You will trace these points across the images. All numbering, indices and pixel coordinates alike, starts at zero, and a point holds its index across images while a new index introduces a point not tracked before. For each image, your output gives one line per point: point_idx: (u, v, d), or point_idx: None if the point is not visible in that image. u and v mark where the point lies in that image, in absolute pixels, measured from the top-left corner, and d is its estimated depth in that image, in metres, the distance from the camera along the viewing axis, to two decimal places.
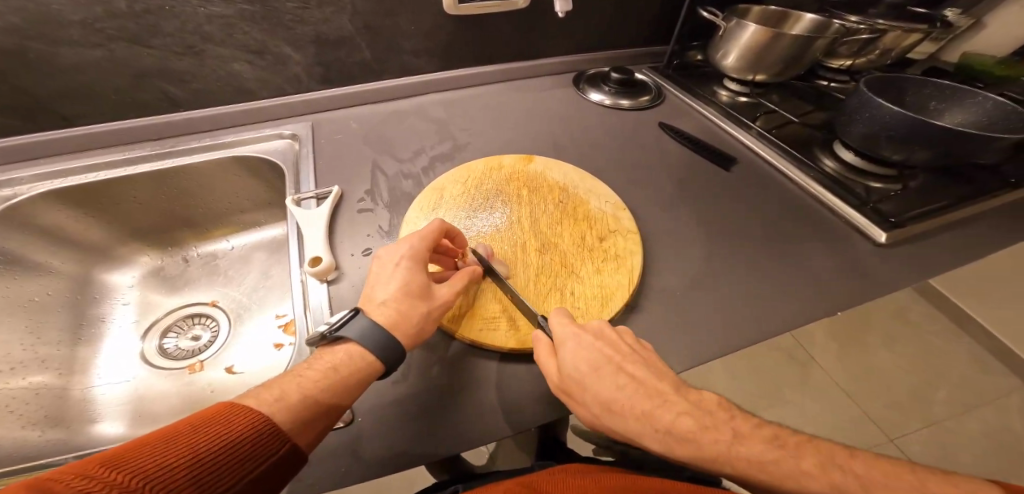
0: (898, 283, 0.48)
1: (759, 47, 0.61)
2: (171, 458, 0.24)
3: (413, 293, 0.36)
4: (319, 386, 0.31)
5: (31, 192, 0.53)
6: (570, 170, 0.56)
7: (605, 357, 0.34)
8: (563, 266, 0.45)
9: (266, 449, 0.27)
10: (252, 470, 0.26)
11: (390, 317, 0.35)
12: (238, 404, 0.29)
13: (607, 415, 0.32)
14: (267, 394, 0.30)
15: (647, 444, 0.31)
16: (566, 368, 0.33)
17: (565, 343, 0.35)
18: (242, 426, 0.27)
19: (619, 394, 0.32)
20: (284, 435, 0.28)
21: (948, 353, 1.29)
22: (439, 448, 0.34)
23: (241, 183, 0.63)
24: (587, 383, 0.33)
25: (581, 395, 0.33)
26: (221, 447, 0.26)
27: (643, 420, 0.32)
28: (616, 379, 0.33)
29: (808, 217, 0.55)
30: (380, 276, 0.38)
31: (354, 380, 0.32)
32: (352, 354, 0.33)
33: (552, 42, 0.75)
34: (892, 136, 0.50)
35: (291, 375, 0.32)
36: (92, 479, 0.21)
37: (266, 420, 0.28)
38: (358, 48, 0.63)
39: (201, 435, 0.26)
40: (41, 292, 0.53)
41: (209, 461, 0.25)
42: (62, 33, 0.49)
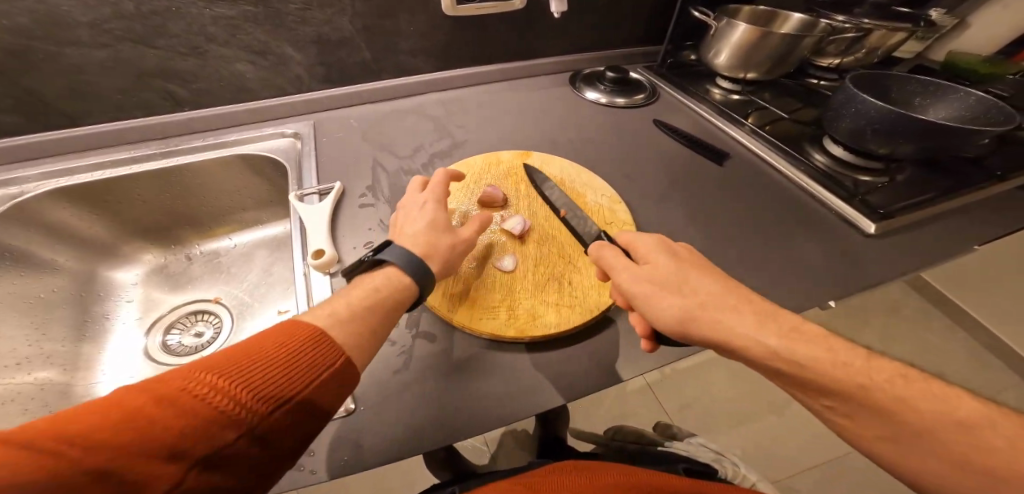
0: (889, 272, 0.49)
1: (749, 45, 0.63)
2: (252, 360, 0.26)
3: (439, 227, 0.41)
4: (363, 303, 0.33)
5: (38, 190, 0.53)
6: (566, 166, 0.58)
7: (699, 267, 0.37)
8: (561, 257, 0.47)
9: (327, 357, 0.29)
10: (321, 373, 0.28)
11: (422, 247, 0.39)
12: (303, 320, 0.31)
13: (715, 306, 0.33)
14: (321, 310, 0.32)
15: (762, 335, 0.31)
16: (665, 266, 0.37)
17: (656, 251, 0.38)
18: (304, 339, 0.29)
19: (723, 293, 0.35)
20: (340, 349, 0.30)
21: (942, 347, 1.31)
22: (439, 434, 0.35)
23: (244, 182, 0.64)
24: (689, 278, 0.36)
25: (679, 288, 0.35)
26: (292, 352, 0.28)
27: (757, 315, 0.33)
28: (718, 281, 0.36)
29: (799, 210, 0.57)
30: (410, 215, 0.42)
31: (392, 301, 0.35)
32: (390, 277, 0.36)
33: (548, 42, 0.76)
34: (877, 130, 0.52)
35: (339, 295, 0.34)
36: (193, 379, 0.24)
37: (322, 332, 0.30)
38: (358, 48, 0.64)
39: (274, 342, 0.28)
40: (47, 288, 0.54)
41: (283, 365, 0.27)
42: (69, 34, 0.50)
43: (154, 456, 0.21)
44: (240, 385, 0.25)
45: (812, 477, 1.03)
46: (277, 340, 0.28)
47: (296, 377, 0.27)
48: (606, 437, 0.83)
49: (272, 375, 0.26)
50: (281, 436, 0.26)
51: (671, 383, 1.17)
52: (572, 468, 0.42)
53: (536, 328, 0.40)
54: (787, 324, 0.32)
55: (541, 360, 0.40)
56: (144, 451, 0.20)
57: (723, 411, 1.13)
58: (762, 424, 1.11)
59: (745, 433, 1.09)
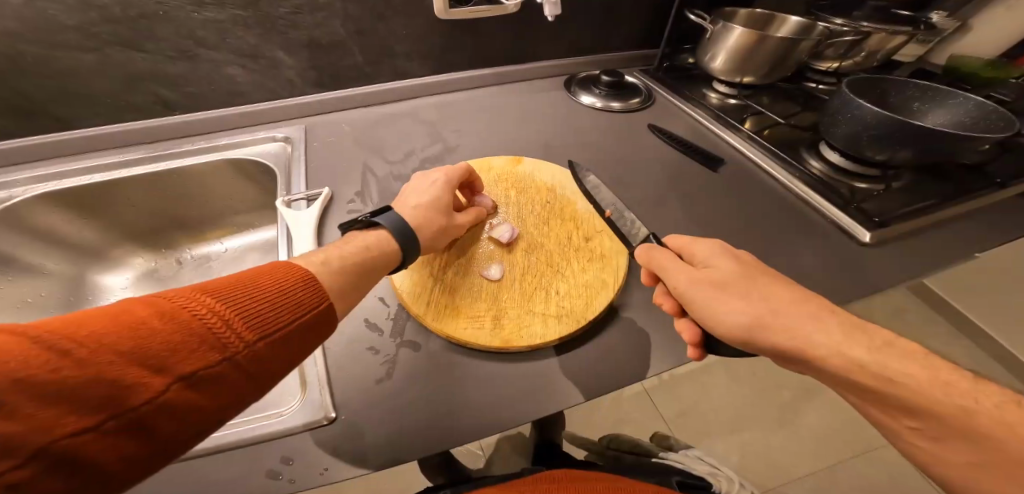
0: (885, 280, 0.48)
1: (746, 48, 0.62)
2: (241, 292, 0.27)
3: (440, 208, 0.44)
4: (355, 257, 0.36)
5: (27, 194, 0.53)
6: (558, 171, 0.57)
7: (761, 270, 0.36)
8: (549, 265, 0.46)
9: (314, 298, 0.30)
10: (307, 312, 0.29)
11: (417, 219, 0.42)
12: (295, 263, 0.32)
13: (786, 312, 0.31)
14: (313, 258, 0.34)
15: (850, 350, 0.29)
16: (726, 267, 0.35)
17: (712, 253, 0.37)
18: (292, 280, 0.30)
19: (798, 298, 0.32)
20: (326, 293, 0.31)
21: (944, 354, 1.30)
22: (423, 445, 0.34)
23: (235, 185, 0.64)
24: (753, 281, 0.34)
25: (745, 290, 0.33)
26: (281, 290, 0.29)
27: (840, 325, 0.30)
28: (787, 286, 0.34)
29: (793, 217, 0.56)
30: (415, 188, 0.46)
31: (381, 260, 0.38)
32: (382, 238, 0.39)
33: (543, 44, 0.75)
34: (873, 136, 0.51)
35: (333, 247, 0.36)
36: (181, 301, 0.24)
37: (311, 275, 0.31)
38: (351, 52, 0.64)
39: (264, 278, 0.29)
40: (35, 293, 0.54)
41: (271, 300, 0.27)
42: (58, 37, 0.49)
43: (140, 366, 0.21)
44: (228, 312, 0.25)
45: (810, 484, 1.02)
46: (267, 276, 0.29)
47: (283, 311, 0.27)
48: (600, 444, 0.82)
49: (259, 308, 0.27)
50: (263, 368, 0.26)
51: (668, 388, 1.16)
52: (570, 475, 0.42)
53: (521, 338, 0.40)
54: (877, 338, 0.29)
55: (528, 370, 0.39)
56: (132, 359, 0.21)
57: (720, 417, 1.12)
58: (760, 430, 1.10)
59: (742, 439, 1.08)
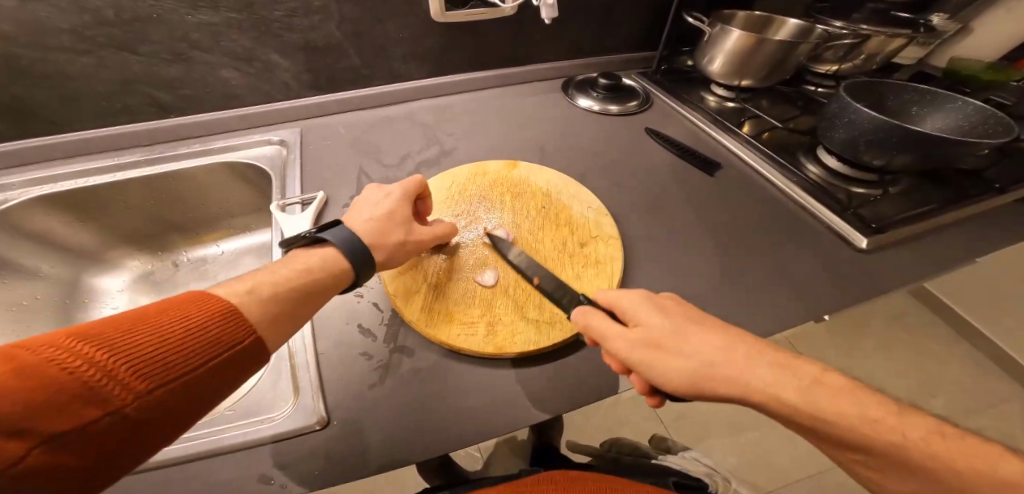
0: (881, 285, 0.48)
1: (744, 51, 0.62)
2: (139, 336, 0.24)
3: (398, 220, 0.42)
4: (292, 282, 0.33)
5: (22, 197, 0.53)
6: (554, 176, 0.57)
7: (687, 317, 0.34)
8: (543, 271, 0.46)
9: (233, 336, 0.28)
10: (224, 353, 0.27)
11: (371, 232, 0.40)
12: (211, 294, 0.29)
13: (723, 368, 0.30)
14: (238, 285, 0.32)
15: (781, 394, 0.28)
16: (654, 326, 0.33)
17: (641, 310, 0.35)
18: (209, 314, 0.27)
19: (727, 350, 0.31)
20: (251, 327, 0.29)
21: (944, 357, 1.29)
22: (417, 452, 0.34)
23: (230, 188, 0.64)
24: (684, 337, 0.32)
25: (677, 349, 0.32)
26: (191, 329, 0.26)
27: (768, 369, 0.30)
28: (718, 336, 0.32)
29: (791, 222, 0.55)
30: (368, 201, 0.43)
31: (326, 283, 0.36)
32: (327, 258, 0.37)
33: (541, 47, 0.75)
34: (871, 141, 0.51)
35: (263, 271, 0.34)
36: (62, 346, 0.22)
37: (232, 309, 0.29)
38: (346, 55, 0.64)
39: (170, 317, 0.26)
40: (30, 295, 0.54)
41: (177, 343, 0.25)
42: (52, 41, 0.49)
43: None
44: (120, 360, 0.23)
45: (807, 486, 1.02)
46: (173, 316, 0.26)
47: (193, 353, 0.25)
48: (602, 448, 0.82)
49: (160, 354, 0.24)
50: (158, 421, 0.23)
51: None
52: (570, 475, 0.42)
53: (514, 345, 0.39)
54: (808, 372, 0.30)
55: (521, 377, 0.39)
56: None
57: (718, 419, 1.11)
58: (758, 432, 1.09)
59: (740, 440, 1.08)
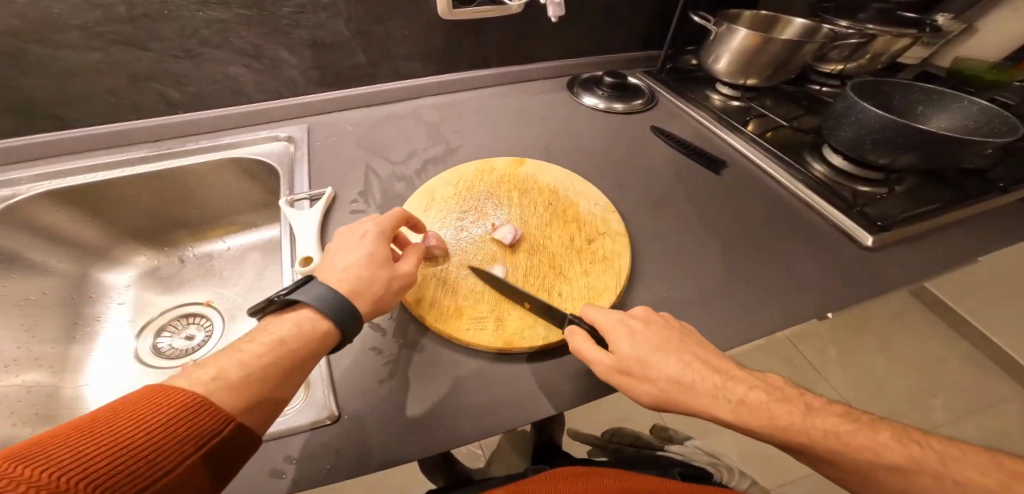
0: (884, 284, 0.49)
1: (750, 51, 0.62)
2: (93, 446, 0.22)
3: (376, 262, 0.37)
4: (265, 358, 0.30)
5: (31, 192, 0.53)
6: (560, 173, 0.57)
7: (658, 338, 0.36)
8: (552, 267, 0.46)
9: (208, 429, 0.25)
10: (196, 451, 0.24)
11: (350, 283, 0.35)
12: (174, 386, 0.26)
13: (677, 392, 0.34)
14: (200, 372, 0.28)
15: (716, 414, 0.33)
16: (624, 347, 0.35)
17: (617, 329, 0.36)
18: (178, 406, 0.25)
19: (686, 372, 0.34)
20: (228, 413, 0.26)
21: (944, 358, 1.29)
22: (429, 443, 0.34)
23: (237, 184, 0.64)
24: (650, 361, 0.34)
25: (644, 373, 0.34)
26: (155, 430, 0.23)
27: (712, 391, 0.33)
28: (679, 356, 0.35)
29: (795, 220, 0.56)
30: (343, 246, 0.39)
31: (306, 350, 0.31)
32: (300, 322, 0.33)
33: (546, 45, 0.75)
34: (878, 140, 0.51)
35: (228, 352, 0.30)
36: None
37: (201, 399, 0.26)
38: (353, 52, 0.64)
39: (129, 421, 0.23)
40: (38, 290, 0.54)
41: (141, 447, 0.23)
42: (62, 37, 0.50)
43: None
44: (73, 475, 0.20)
45: (807, 485, 1.02)
46: (133, 418, 0.24)
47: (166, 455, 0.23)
48: (602, 438, 0.82)
49: (128, 461, 0.22)
50: None
51: None
52: (574, 472, 0.42)
53: (523, 340, 0.40)
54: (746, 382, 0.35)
55: (530, 371, 0.40)
56: None
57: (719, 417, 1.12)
58: None
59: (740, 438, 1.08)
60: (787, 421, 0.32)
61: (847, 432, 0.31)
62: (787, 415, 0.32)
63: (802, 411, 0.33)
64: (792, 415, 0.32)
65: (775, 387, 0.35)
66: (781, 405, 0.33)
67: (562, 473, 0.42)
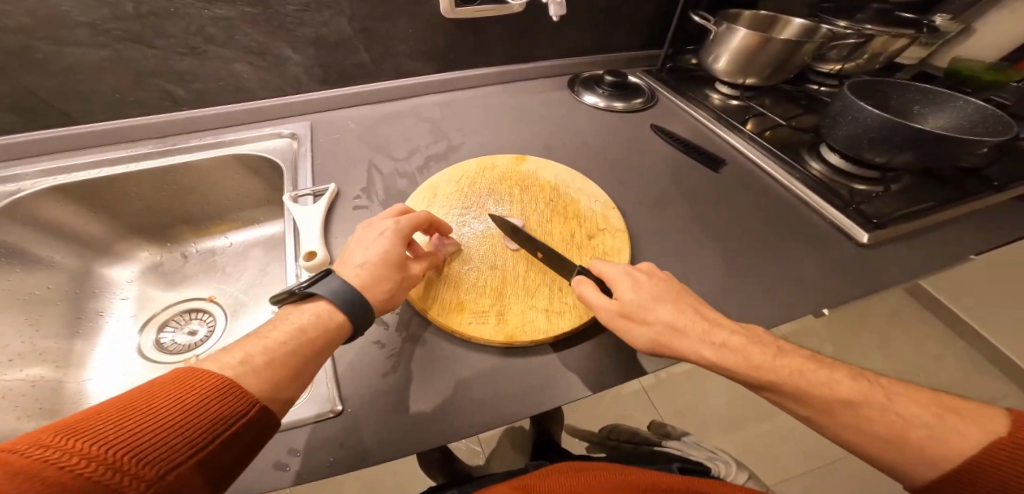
0: (880, 281, 0.49)
1: (749, 51, 0.63)
2: (133, 423, 0.23)
3: (390, 261, 0.38)
4: (286, 346, 0.30)
5: (36, 187, 0.54)
6: (561, 170, 0.58)
7: (659, 289, 0.39)
8: (552, 262, 0.47)
9: (234, 410, 0.26)
10: (225, 431, 0.25)
11: (364, 278, 0.36)
12: (205, 369, 0.27)
13: (671, 335, 0.36)
14: (228, 357, 0.29)
15: (703, 354, 0.35)
16: (628, 295, 0.38)
17: (623, 280, 0.39)
18: (206, 388, 0.26)
19: (682, 318, 0.37)
20: (253, 397, 0.27)
21: (941, 357, 1.30)
22: (431, 435, 0.35)
23: (240, 181, 0.64)
24: (649, 309, 0.37)
25: (643, 318, 0.37)
26: (187, 411, 0.25)
27: (704, 335, 0.36)
28: (677, 306, 0.37)
29: (793, 218, 0.56)
30: (361, 241, 0.39)
31: (324, 340, 0.32)
32: (320, 313, 0.33)
33: (547, 44, 0.76)
34: (874, 139, 0.51)
35: (254, 337, 0.31)
36: (50, 449, 0.21)
37: (228, 382, 0.27)
38: (356, 50, 0.64)
39: (165, 400, 0.25)
40: (43, 285, 0.54)
41: (174, 426, 0.24)
42: (69, 34, 0.50)
43: None
44: (115, 449, 0.22)
45: (804, 484, 1.03)
46: (168, 398, 0.25)
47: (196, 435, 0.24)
48: (601, 434, 0.83)
49: (162, 438, 0.23)
50: None
51: (667, 386, 1.17)
52: (571, 468, 0.41)
53: (524, 334, 0.40)
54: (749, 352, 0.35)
55: (531, 365, 0.40)
56: None
57: (717, 416, 1.12)
58: (755, 431, 1.10)
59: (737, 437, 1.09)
60: (761, 360, 0.34)
61: (812, 371, 0.34)
62: (760, 357, 0.35)
63: (774, 354, 0.35)
64: (765, 356, 0.35)
65: (753, 333, 0.37)
66: (757, 347, 0.35)
67: (559, 470, 0.42)
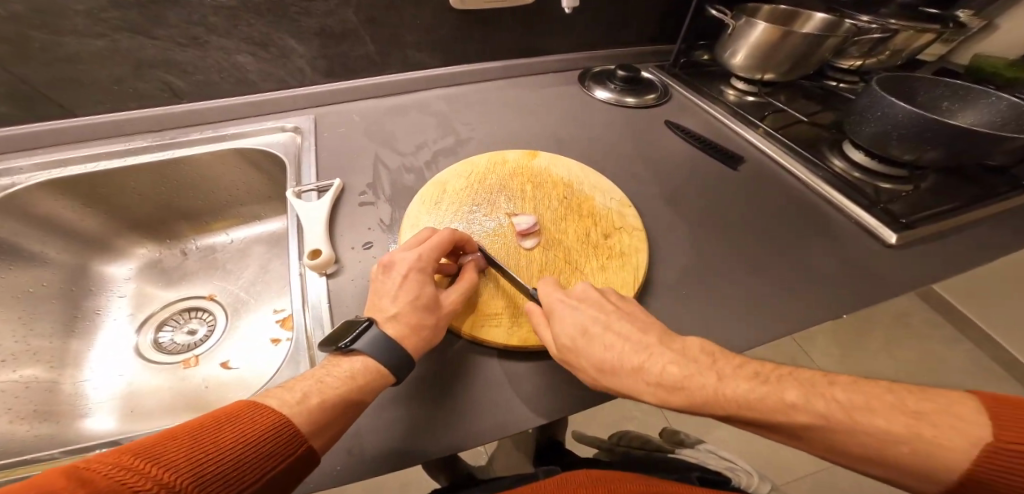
0: (906, 282, 0.47)
1: (769, 46, 0.61)
2: (197, 451, 0.25)
3: (424, 305, 0.36)
4: (341, 391, 0.30)
5: (31, 181, 0.52)
6: (573, 165, 0.56)
7: (584, 320, 0.36)
8: (567, 262, 0.45)
9: (284, 448, 0.27)
10: (274, 467, 0.26)
11: (402, 330, 0.34)
12: (264, 404, 0.29)
13: (604, 377, 0.33)
14: (291, 395, 0.30)
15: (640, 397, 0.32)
16: (558, 336, 0.35)
17: (556, 308, 0.37)
18: (262, 425, 0.27)
19: (610, 354, 0.34)
20: (303, 437, 0.28)
21: (948, 359, 1.28)
22: (442, 444, 0.33)
23: (242, 176, 0.62)
24: (579, 348, 0.34)
25: (574, 362, 0.34)
26: (244, 444, 0.26)
27: (633, 376, 0.33)
28: (606, 336, 0.35)
29: (815, 217, 0.54)
30: (387, 286, 0.37)
31: (372, 388, 0.32)
32: (370, 366, 0.32)
33: (557, 38, 0.74)
34: (903, 135, 0.49)
35: (312, 379, 0.31)
36: (128, 469, 0.22)
37: (285, 420, 0.28)
38: (362, 42, 0.63)
39: (231, 429, 0.26)
40: (35, 282, 0.53)
41: (232, 458, 0.25)
42: (66, 22, 0.48)
43: None
44: (184, 476, 0.23)
45: (807, 485, 1.00)
46: (231, 428, 0.26)
47: (248, 470, 0.25)
48: (610, 440, 0.80)
49: (219, 469, 0.24)
50: None
51: None
52: (593, 478, 0.38)
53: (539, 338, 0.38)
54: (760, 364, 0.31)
55: (549, 368, 0.39)
56: None
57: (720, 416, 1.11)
58: None
59: (741, 439, 1.08)
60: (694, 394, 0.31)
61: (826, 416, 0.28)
62: (702, 392, 0.31)
63: (715, 384, 0.31)
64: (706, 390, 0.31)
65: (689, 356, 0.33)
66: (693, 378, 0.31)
67: (579, 480, 0.38)
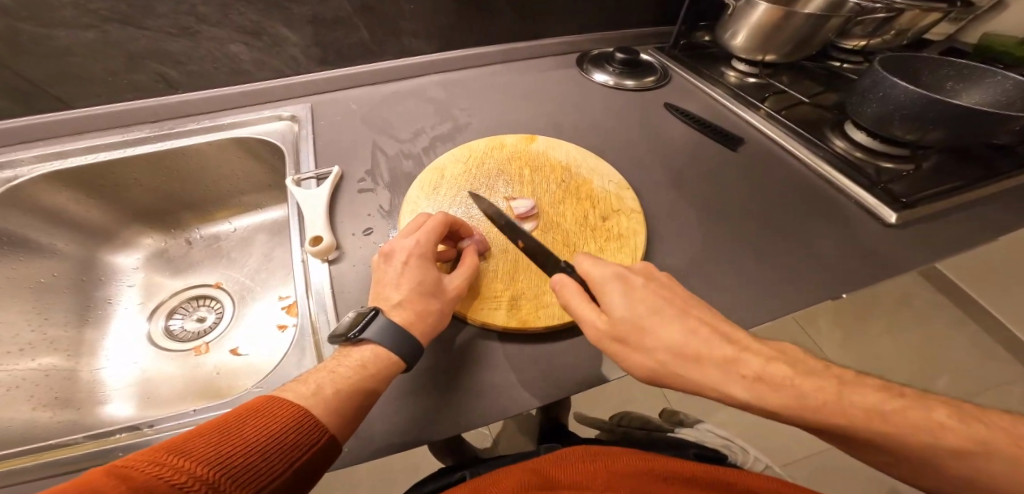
0: (905, 261, 0.47)
1: (769, 26, 0.60)
2: (225, 445, 0.25)
3: (425, 290, 0.37)
4: (352, 380, 0.31)
5: (33, 173, 0.52)
6: (572, 148, 0.56)
7: (648, 298, 0.35)
8: (565, 245, 0.45)
9: (308, 438, 0.28)
10: (300, 456, 0.27)
11: (407, 316, 0.35)
12: (283, 398, 0.29)
13: (672, 359, 0.32)
14: (303, 387, 0.31)
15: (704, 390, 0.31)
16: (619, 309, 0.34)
17: (610, 282, 0.36)
18: (284, 417, 0.28)
19: (679, 335, 0.33)
20: (324, 427, 0.28)
21: (949, 341, 1.28)
22: (450, 424, 0.34)
23: (241, 166, 0.63)
24: (645, 324, 0.33)
25: (638, 340, 0.33)
26: (268, 437, 0.27)
27: (701, 365, 0.31)
28: (671, 314, 0.34)
29: (815, 198, 0.54)
30: (389, 275, 0.37)
31: (382, 375, 0.32)
32: (379, 354, 0.33)
33: (555, 20, 0.73)
34: (905, 116, 0.49)
35: (323, 370, 0.32)
36: (163, 465, 0.22)
37: (305, 411, 0.28)
38: (356, 28, 0.62)
39: (256, 423, 0.27)
40: (48, 273, 0.54)
41: (260, 449, 0.26)
42: (56, 15, 0.48)
43: None
44: (216, 469, 0.24)
45: (805, 464, 1.02)
46: (255, 423, 0.27)
47: (276, 460, 0.26)
48: (610, 420, 0.81)
49: (248, 461, 0.25)
50: None
51: None
52: (592, 453, 0.39)
53: (539, 319, 0.39)
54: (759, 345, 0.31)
55: (551, 352, 0.39)
56: None
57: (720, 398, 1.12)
58: None
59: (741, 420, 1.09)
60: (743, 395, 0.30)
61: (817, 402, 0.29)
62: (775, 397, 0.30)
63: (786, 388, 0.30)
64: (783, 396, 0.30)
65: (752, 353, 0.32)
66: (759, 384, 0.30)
67: (578, 455, 0.39)
